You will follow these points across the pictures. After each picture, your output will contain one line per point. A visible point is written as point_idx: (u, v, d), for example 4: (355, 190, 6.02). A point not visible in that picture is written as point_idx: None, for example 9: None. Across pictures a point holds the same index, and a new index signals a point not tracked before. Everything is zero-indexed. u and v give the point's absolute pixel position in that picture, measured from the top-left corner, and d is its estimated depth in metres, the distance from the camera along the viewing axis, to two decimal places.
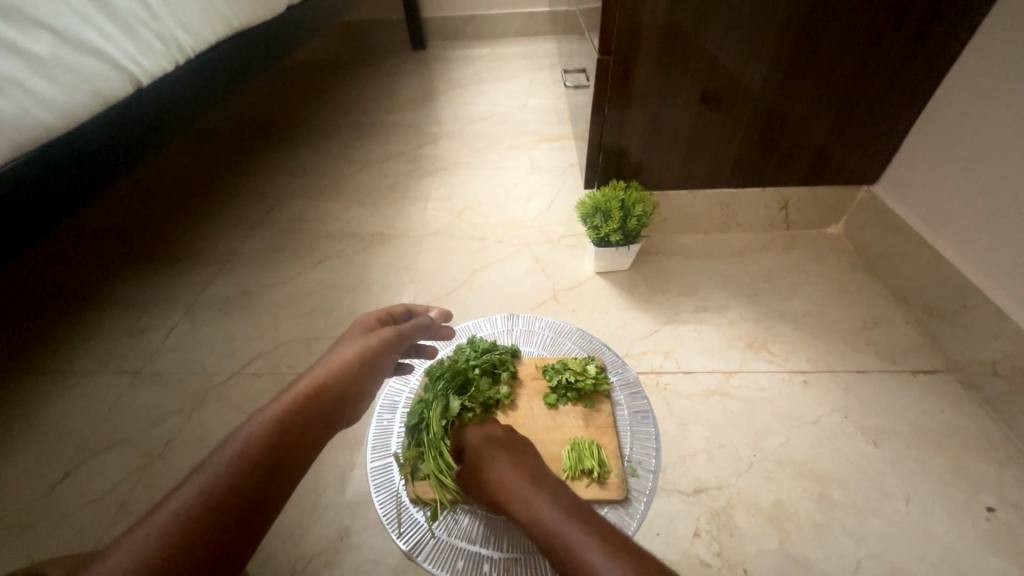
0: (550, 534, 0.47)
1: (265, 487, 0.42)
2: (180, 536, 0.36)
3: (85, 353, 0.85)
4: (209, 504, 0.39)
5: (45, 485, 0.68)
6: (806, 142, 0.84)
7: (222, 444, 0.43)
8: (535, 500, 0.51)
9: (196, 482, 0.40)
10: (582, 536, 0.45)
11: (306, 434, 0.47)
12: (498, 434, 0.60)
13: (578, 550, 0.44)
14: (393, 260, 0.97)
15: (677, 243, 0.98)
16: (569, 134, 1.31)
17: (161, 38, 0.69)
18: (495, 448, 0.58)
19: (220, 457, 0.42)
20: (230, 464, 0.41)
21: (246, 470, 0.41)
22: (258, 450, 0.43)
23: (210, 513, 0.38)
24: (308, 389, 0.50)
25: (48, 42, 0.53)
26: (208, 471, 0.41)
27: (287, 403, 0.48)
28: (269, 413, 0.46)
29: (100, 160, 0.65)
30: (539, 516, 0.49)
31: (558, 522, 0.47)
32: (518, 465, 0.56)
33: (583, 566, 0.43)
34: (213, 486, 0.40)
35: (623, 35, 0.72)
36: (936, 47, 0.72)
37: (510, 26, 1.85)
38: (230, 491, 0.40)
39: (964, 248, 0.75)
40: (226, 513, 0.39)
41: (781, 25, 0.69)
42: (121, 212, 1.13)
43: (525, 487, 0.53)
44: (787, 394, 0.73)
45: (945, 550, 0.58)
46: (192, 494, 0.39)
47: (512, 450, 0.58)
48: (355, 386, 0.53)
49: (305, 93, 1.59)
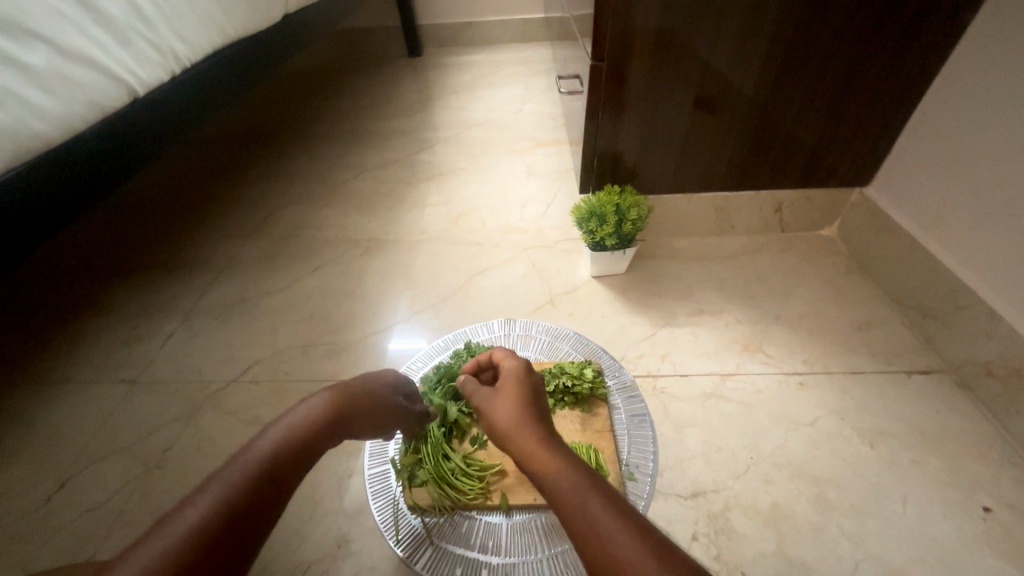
0: (545, 478, 0.43)
1: (277, 500, 0.39)
2: (191, 551, 0.33)
3: (81, 362, 0.85)
4: (225, 518, 0.35)
5: (40, 495, 0.68)
6: (798, 144, 0.84)
7: (238, 456, 0.40)
8: (534, 444, 0.46)
9: (212, 493, 0.36)
10: (583, 489, 0.41)
11: (318, 446, 0.44)
12: (521, 370, 0.56)
13: (576, 501, 0.40)
14: (390, 266, 0.98)
15: (672, 247, 0.98)
16: (564, 138, 1.32)
17: (157, 48, 0.69)
18: (516, 381, 0.55)
19: (237, 468, 0.39)
20: (248, 475, 0.38)
21: (261, 483, 0.38)
22: (275, 461, 0.40)
23: (226, 524, 0.35)
24: (328, 401, 0.47)
25: (46, 54, 0.54)
26: (221, 484, 0.37)
27: (304, 416, 0.45)
28: (288, 425, 0.43)
29: (97, 169, 0.65)
30: (535, 459, 0.45)
31: (557, 470, 0.43)
32: (534, 406, 0.51)
33: (581, 518, 0.39)
34: (227, 499, 0.36)
35: (616, 42, 0.72)
36: (925, 52, 0.73)
37: (505, 32, 1.86)
38: (245, 504, 0.37)
39: (956, 250, 0.76)
40: (238, 527, 0.36)
41: (772, 31, 0.70)
42: (118, 220, 1.14)
43: (536, 430, 0.48)
44: (782, 395, 0.73)
45: (942, 551, 0.58)
46: (207, 507, 0.35)
47: (531, 391, 0.54)
48: (370, 403, 0.51)
49: (302, 101, 1.60)
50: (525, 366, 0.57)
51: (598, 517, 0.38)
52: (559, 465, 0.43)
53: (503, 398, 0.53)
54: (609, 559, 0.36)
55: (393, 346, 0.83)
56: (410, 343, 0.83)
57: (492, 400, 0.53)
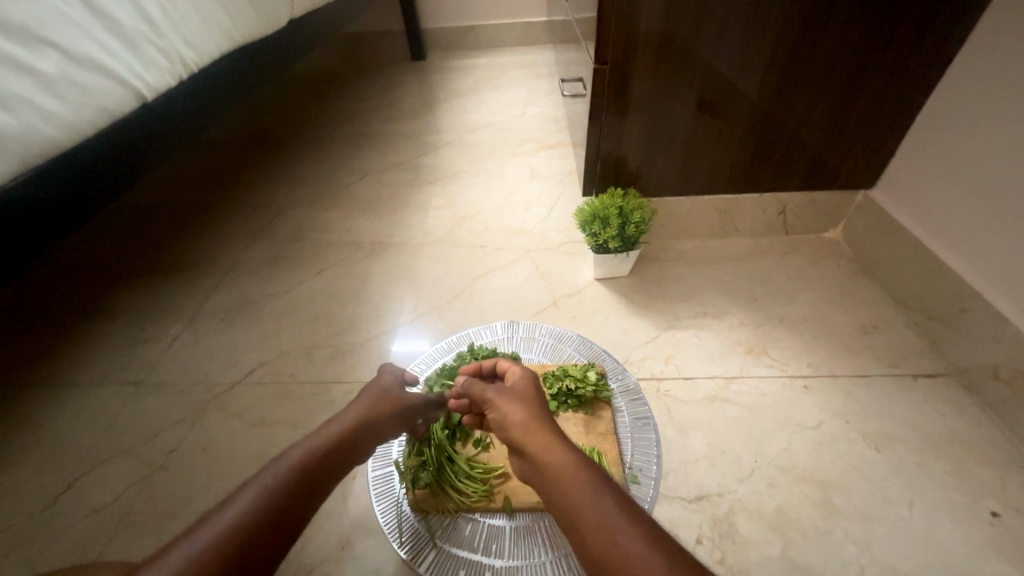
0: (555, 473, 0.43)
1: (303, 509, 0.41)
2: (228, 548, 0.35)
3: (87, 365, 0.85)
4: (259, 519, 0.38)
5: (46, 497, 0.69)
6: (802, 146, 0.84)
7: (269, 464, 0.42)
8: (544, 439, 0.46)
9: (246, 497, 0.39)
10: (594, 488, 0.41)
11: (344, 461, 0.47)
12: (529, 374, 0.56)
13: (588, 500, 0.40)
14: (394, 268, 0.98)
15: (676, 249, 0.98)
16: (567, 141, 1.32)
17: (164, 54, 0.70)
18: (526, 382, 0.55)
19: (271, 473, 0.41)
20: (281, 481, 0.41)
21: (291, 491, 0.41)
22: (304, 469, 0.43)
23: (257, 528, 0.37)
24: (356, 418, 0.50)
25: (56, 60, 0.55)
26: (257, 487, 0.40)
27: (333, 431, 0.48)
28: (318, 439, 0.46)
29: (105, 173, 0.66)
30: (545, 454, 0.45)
31: (569, 467, 0.43)
32: (543, 406, 0.51)
33: (593, 517, 0.38)
34: (262, 502, 0.39)
35: (619, 44, 0.73)
36: (929, 54, 0.73)
37: (509, 36, 1.87)
38: (276, 508, 0.39)
39: (962, 252, 0.75)
40: (269, 530, 0.38)
41: (776, 34, 0.70)
42: (124, 224, 1.15)
43: (549, 427, 0.47)
44: (787, 399, 0.73)
45: (949, 556, 0.57)
46: (243, 509, 0.38)
47: (539, 392, 0.54)
48: (392, 422, 0.54)
49: (306, 105, 1.61)
50: (534, 371, 0.57)
51: (611, 517, 0.38)
52: (571, 461, 0.43)
53: (513, 394, 0.52)
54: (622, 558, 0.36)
55: (396, 348, 0.84)
56: (414, 346, 0.84)
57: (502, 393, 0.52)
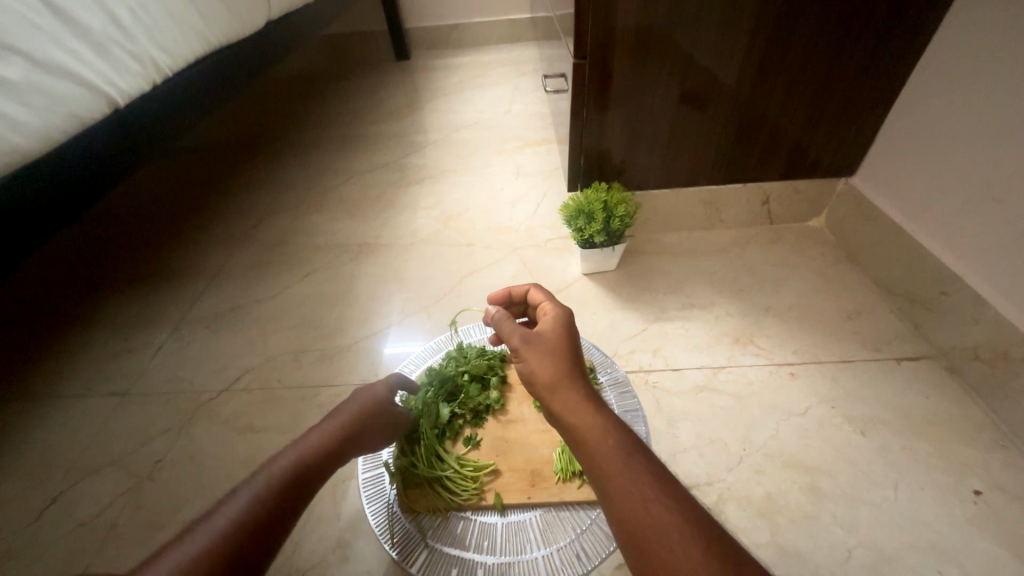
0: (585, 433, 0.43)
1: (289, 514, 0.41)
2: (218, 552, 0.36)
3: (71, 377, 0.84)
4: (249, 526, 0.38)
5: (32, 511, 0.68)
6: (783, 137, 0.85)
7: (259, 471, 0.43)
8: (572, 399, 0.45)
9: (236, 504, 0.40)
10: (621, 455, 0.41)
11: (328, 468, 0.47)
12: (564, 313, 0.54)
13: (613, 465, 0.40)
14: (382, 270, 0.98)
15: (662, 242, 0.99)
16: (553, 138, 1.32)
17: (137, 58, 0.69)
18: (554, 321, 0.53)
19: (262, 480, 0.42)
20: (270, 488, 0.41)
21: (278, 498, 0.41)
22: (291, 476, 0.43)
23: (245, 536, 0.38)
24: (342, 423, 0.50)
25: (23, 68, 0.54)
26: (244, 498, 0.40)
27: (319, 437, 0.48)
28: (303, 447, 0.46)
29: (82, 180, 0.65)
30: (572, 414, 0.45)
31: (598, 430, 0.43)
32: (575, 356, 0.50)
33: (619, 482, 0.39)
34: (250, 511, 0.39)
35: (597, 39, 0.73)
36: (903, 41, 0.74)
37: (493, 34, 1.86)
38: (262, 519, 0.39)
39: (940, 236, 0.76)
40: (257, 535, 0.38)
41: (752, 26, 0.71)
42: (106, 232, 1.13)
43: (578, 384, 0.47)
44: (774, 386, 0.73)
45: (933, 534, 0.58)
46: (233, 516, 0.38)
47: (573, 335, 0.52)
48: (381, 428, 0.53)
49: (291, 107, 1.59)
50: (570, 310, 0.55)
51: (636, 483, 0.39)
52: (599, 425, 0.43)
53: (541, 342, 0.50)
54: (643, 524, 0.37)
55: (387, 350, 0.83)
56: (405, 347, 0.84)
57: (529, 339, 0.51)
